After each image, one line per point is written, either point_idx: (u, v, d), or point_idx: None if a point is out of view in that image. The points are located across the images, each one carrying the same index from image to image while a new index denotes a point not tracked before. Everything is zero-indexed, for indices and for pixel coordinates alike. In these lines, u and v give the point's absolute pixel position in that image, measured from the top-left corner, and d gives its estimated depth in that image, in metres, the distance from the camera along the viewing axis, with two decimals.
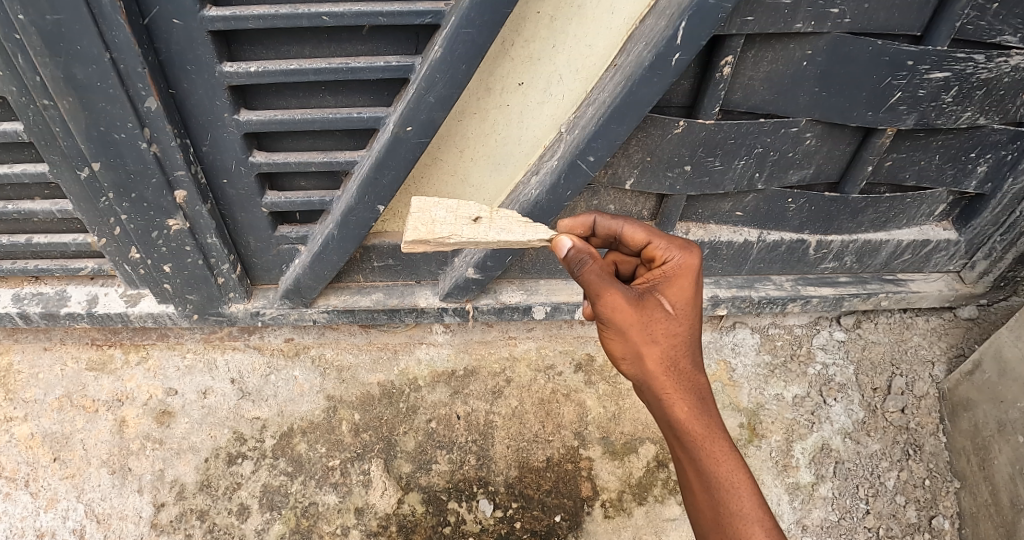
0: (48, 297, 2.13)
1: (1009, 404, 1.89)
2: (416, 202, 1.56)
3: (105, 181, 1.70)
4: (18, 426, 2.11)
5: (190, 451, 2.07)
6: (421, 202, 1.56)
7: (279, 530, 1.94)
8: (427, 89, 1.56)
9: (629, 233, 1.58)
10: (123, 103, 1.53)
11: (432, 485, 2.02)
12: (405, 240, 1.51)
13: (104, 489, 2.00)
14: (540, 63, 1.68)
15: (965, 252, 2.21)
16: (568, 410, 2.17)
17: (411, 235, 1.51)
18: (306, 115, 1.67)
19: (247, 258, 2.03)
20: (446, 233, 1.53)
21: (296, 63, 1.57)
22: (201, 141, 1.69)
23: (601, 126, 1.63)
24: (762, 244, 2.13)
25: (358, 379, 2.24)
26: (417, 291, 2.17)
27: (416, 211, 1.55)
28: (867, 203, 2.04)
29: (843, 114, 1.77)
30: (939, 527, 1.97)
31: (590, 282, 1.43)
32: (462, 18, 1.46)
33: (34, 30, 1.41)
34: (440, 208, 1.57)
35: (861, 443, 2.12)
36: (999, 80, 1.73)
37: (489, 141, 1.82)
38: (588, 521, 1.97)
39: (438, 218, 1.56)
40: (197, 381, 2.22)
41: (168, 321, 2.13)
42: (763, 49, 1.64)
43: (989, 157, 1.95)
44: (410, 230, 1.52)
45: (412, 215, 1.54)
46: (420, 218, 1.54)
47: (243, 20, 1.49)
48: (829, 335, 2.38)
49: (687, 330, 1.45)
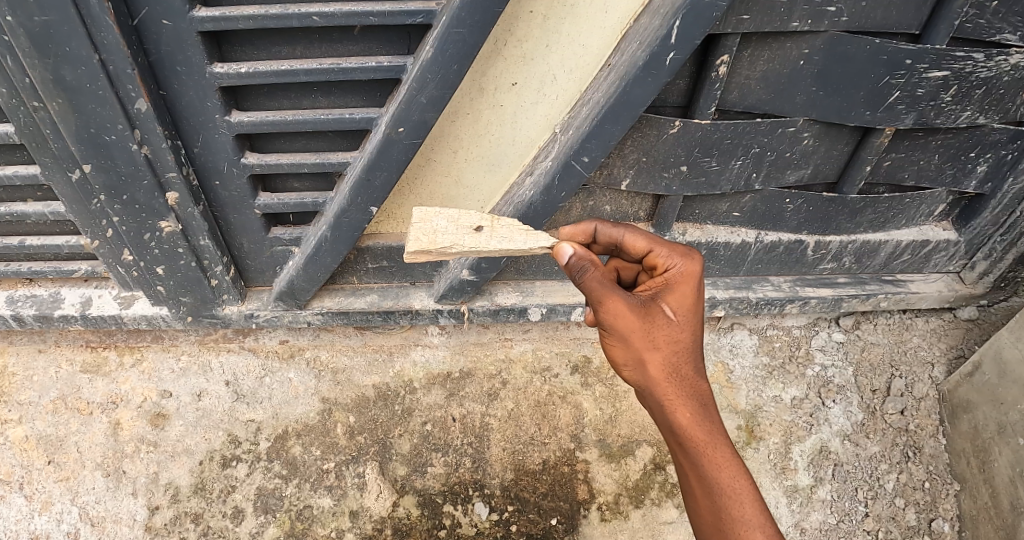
0: (42, 300, 2.12)
1: (1009, 406, 1.87)
2: (417, 212, 1.55)
3: (96, 183, 1.69)
4: (11, 429, 2.10)
5: (184, 454, 2.06)
6: (423, 212, 1.55)
7: (273, 533, 1.93)
8: (419, 90, 1.55)
9: (631, 240, 1.57)
10: (112, 105, 1.52)
11: (427, 488, 2.01)
12: (408, 250, 1.50)
13: (99, 492, 1.99)
14: (533, 62, 1.67)
15: (965, 253, 2.19)
16: (565, 413, 2.16)
17: (414, 247, 1.50)
18: (297, 116, 1.65)
19: (240, 260, 2.02)
20: (448, 243, 1.52)
21: (287, 64, 1.56)
22: (192, 143, 1.68)
23: (595, 127, 1.62)
24: (760, 245, 2.11)
25: (353, 381, 2.22)
26: (412, 293, 2.16)
27: (417, 221, 1.54)
28: (865, 203, 2.02)
29: (840, 114, 1.75)
30: (938, 529, 1.95)
31: (592, 289, 1.42)
32: (453, 18, 1.45)
33: (23, 32, 1.40)
34: (441, 218, 1.56)
35: (860, 445, 2.10)
36: (998, 79, 1.71)
37: (483, 141, 1.81)
38: (584, 524, 1.96)
39: (440, 227, 1.54)
40: (191, 384, 2.21)
41: (162, 323, 2.12)
42: (758, 49, 1.62)
43: (989, 157, 1.93)
44: (413, 241, 1.51)
45: (414, 226, 1.53)
46: (422, 228, 1.53)
47: (232, 21, 1.48)
48: (828, 336, 2.36)
49: (689, 336, 1.43)
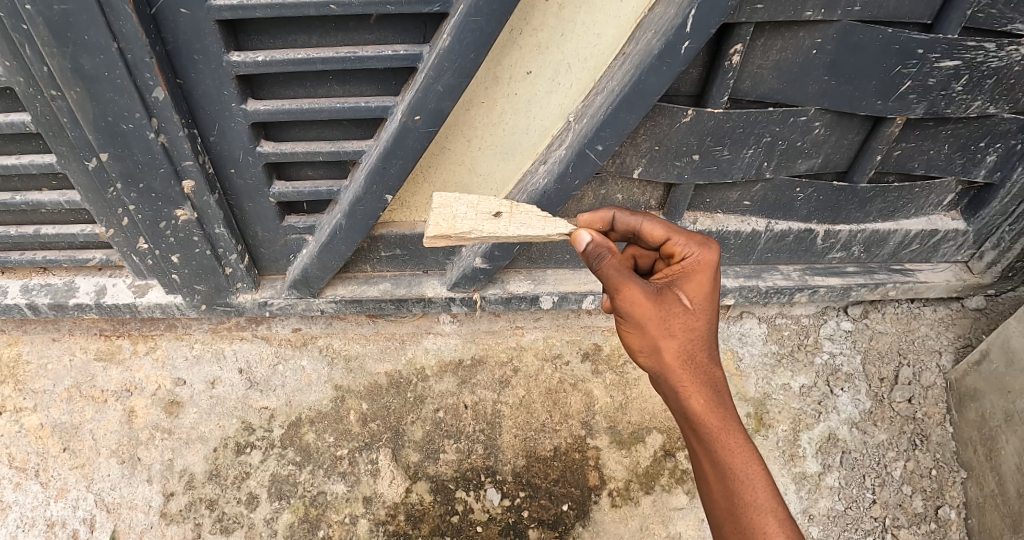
0: (57, 289, 2.14)
1: (1016, 396, 1.88)
2: (438, 197, 1.58)
3: (113, 172, 1.70)
4: (27, 417, 2.12)
5: (199, 441, 2.08)
6: (443, 197, 1.57)
7: (287, 519, 1.95)
8: (435, 78, 1.56)
9: (648, 229, 1.58)
10: (129, 93, 1.53)
11: (439, 474, 2.03)
12: (427, 234, 1.53)
13: (114, 479, 2.01)
14: (548, 51, 1.68)
15: (973, 243, 2.21)
16: (575, 400, 2.18)
17: (433, 230, 1.52)
18: (313, 104, 1.67)
19: (254, 249, 2.03)
20: (467, 228, 1.54)
21: (304, 53, 1.57)
22: (208, 131, 1.69)
23: (609, 116, 1.63)
24: (770, 234, 2.13)
25: (366, 369, 2.24)
26: (425, 281, 2.18)
27: (438, 206, 1.56)
28: (874, 193, 2.04)
29: (852, 103, 1.76)
30: (945, 516, 1.97)
31: (609, 276, 1.44)
32: (470, 7, 1.45)
33: (42, 21, 1.41)
34: (461, 204, 1.58)
35: (868, 433, 2.12)
36: (1010, 68, 1.72)
37: (497, 130, 1.82)
38: (595, 510, 1.98)
39: (459, 213, 1.57)
40: (205, 372, 2.23)
41: (176, 311, 2.14)
42: (772, 37, 1.63)
43: (998, 147, 1.94)
44: (432, 226, 1.53)
45: (434, 210, 1.56)
46: (442, 213, 1.55)
47: (250, 9, 1.48)
48: (836, 325, 2.38)
49: (704, 324, 1.45)
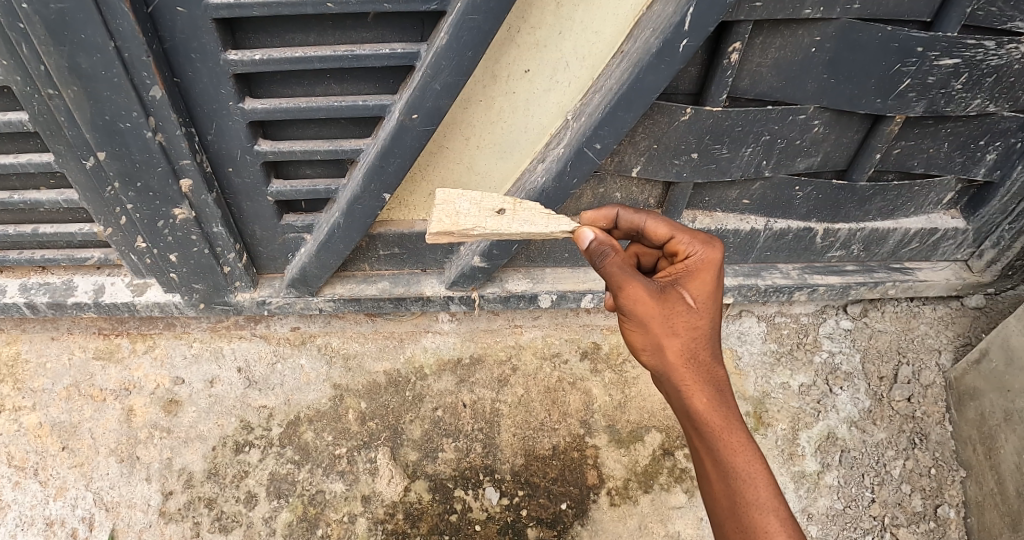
0: (55, 288, 2.14)
1: (1015, 394, 1.87)
2: (440, 193, 1.56)
3: (110, 170, 1.70)
4: (26, 416, 2.12)
5: (198, 440, 2.08)
6: (446, 193, 1.56)
7: (286, 518, 1.95)
8: (433, 76, 1.55)
9: (652, 227, 1.57)
10: (126, 92, 1.53)
11: (438, 473, 2.03)
12: (430, 232, 1.52)
13: (113, 478, 2.01)
14: (546, 49, 1.67)
15: (973, 241, 2.20)
16: (574, 398, 2.18)
17: (436, 228, 1.52)
18: (311, 102, 1.66)
19: (252, 247, 2.03)
20: (470, 225, 1.54)
21: (301, 51, 1.57)
22: (206, 130, 1.69)
23: (607, 114, 1.63)
24: (769, 232, 2.12)
25: (365, 367, 2.24)
26: (423, 280, 2.17)
27: (441, 202, 1.55)
28: (873, 191, 2.03)
29: (851, 102, 1.75)
30: (944, 515, 1.96)
31: (612, 274, 1.44)
32: (468, 5, 1.45)
33: (39, 19, 1.40)
34: (464, 200, 1.57)
35: (867, 432, 2.12)
36: (1010, 66, 1.71)
37: (495, 128, 1.82)
38: (594, 509, 1.98)
39: (462, 210, 1.56)
40: (204, 370, 2.23)
41: (174, 310, 2.14)
42: (771, 36, 1.62)
43: (998, 146, 1.93)
44: (435, 222, 1.53)
45: (437, 207, 1.55)
46: (444, 209, 1.55)
47: (247, 8, 1.48)
48: (836, 323, 2.37)
49: (708, 323, 1.44)
